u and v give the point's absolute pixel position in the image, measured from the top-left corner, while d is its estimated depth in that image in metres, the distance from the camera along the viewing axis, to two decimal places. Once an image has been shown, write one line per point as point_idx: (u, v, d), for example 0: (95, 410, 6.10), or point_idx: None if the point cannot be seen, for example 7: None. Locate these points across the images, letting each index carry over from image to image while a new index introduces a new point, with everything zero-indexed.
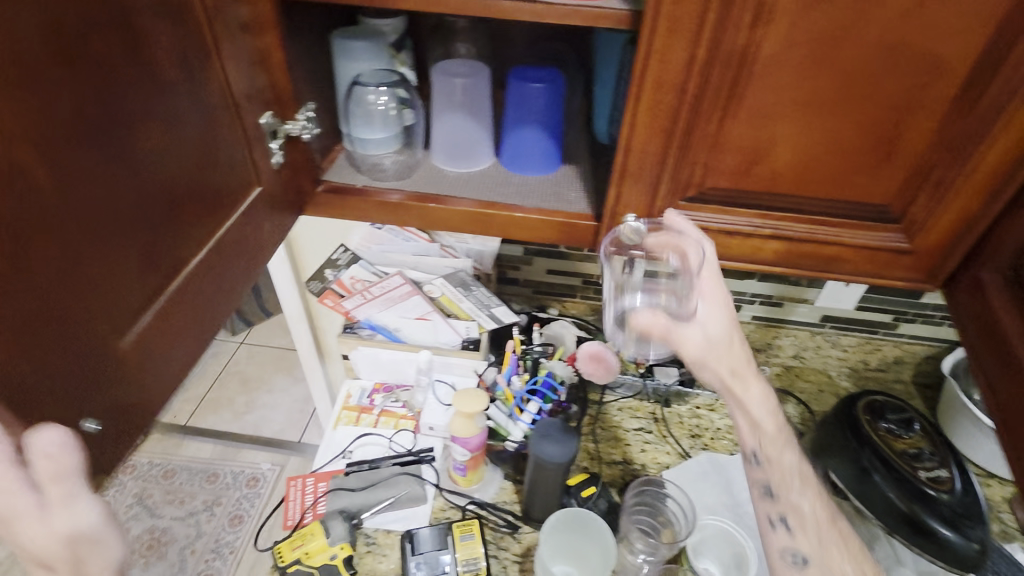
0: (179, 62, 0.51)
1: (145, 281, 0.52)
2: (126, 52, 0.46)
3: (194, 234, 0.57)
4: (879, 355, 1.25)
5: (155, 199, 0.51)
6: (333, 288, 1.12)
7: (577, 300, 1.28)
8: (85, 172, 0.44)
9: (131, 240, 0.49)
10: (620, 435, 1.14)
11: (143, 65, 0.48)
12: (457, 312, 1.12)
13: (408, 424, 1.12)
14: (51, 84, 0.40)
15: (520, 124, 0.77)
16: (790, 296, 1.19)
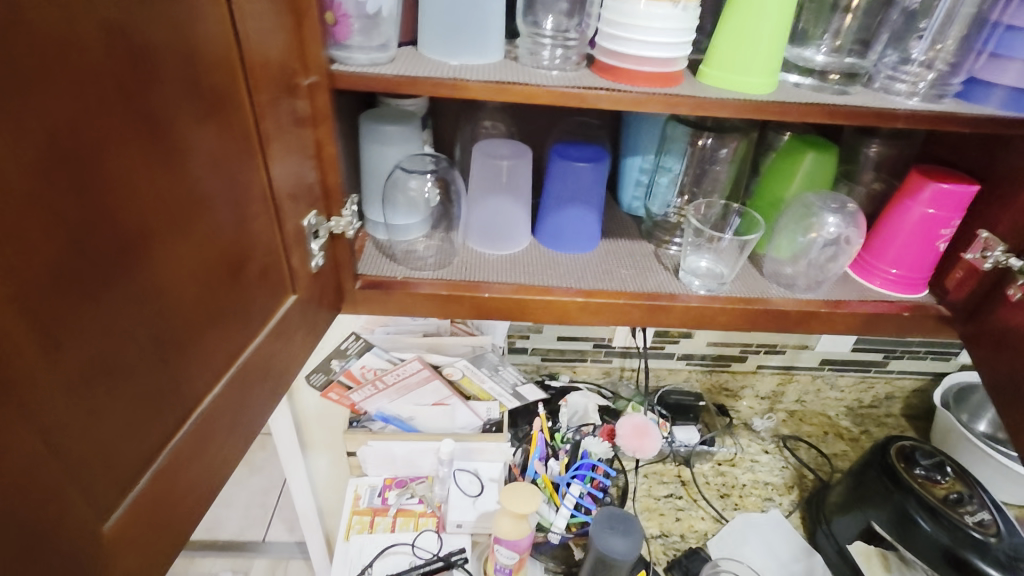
0: (253, 170, 0.45)
1: (203, 433, 0.43)
2: (209, 166, 0.39)
3: (252, 359, 0.48)
4: (873, 393, 1.31)
5: (220, 334, 0.44)
6: (339, 379, 1.02)
7: (587, 364, 1.24)
8: (158, 317, 0.36)
9: (194, 391, 0.41)
10: (650, 505, 1.09)
11: (224, 181, 0.41)
12: (477, 393, 1.05)
13: (429, 522, 1.03)
14: (137, 223, 0.33)
15: (566, 204, 0.76)
16: (793, 343, 1.24)
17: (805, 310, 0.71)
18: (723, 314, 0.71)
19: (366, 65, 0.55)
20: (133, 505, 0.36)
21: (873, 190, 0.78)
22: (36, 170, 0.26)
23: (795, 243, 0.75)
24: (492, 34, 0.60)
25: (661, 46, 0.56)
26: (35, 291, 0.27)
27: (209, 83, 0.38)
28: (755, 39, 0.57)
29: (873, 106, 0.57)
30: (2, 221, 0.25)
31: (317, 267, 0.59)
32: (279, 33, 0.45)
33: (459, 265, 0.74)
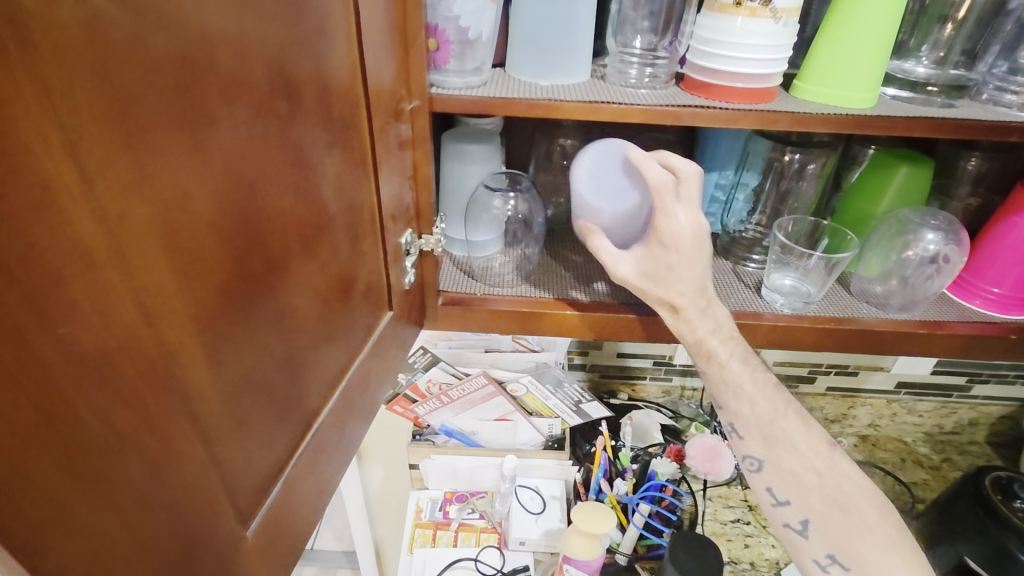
0: (366, 194, 0.47)
1: (317, 445, 0.45)
2: (334, 191, 0.42)
3: (355, 375, 0.50)
4: (954, 419, 1.24)
5: (334, 351, 0.46)
6: (405, 393, 1.03)
7: (647, 382, 1.22)
8: (288, 332, 0.38)
9: (312, 404, 0.43)
10: (718, 530, 1.05)
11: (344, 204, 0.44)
12: (541, 409, 1.04)
13: (491, 538, 1.02)
14: (277, 247, 0.35)
15: None
16: (865, 364, 1.18)
17: (900, 331, 0.68)
18: (810, 333, 0.69)
19: (461, 87, 0.56)
20: (264, 511, 0.38)
21: (968, 207, 0.75)
22: (214, 200, 0.29)
23: (888, 259, 0.72)
24: (580, 55, 0.61)
25: (756, 61, 0.55)
26: (206, 311, 0.30)
27: (338, 113, 0.40)
28: (856, 53, 0.56)
29: (983, 121, 0.55)
30: (189, 247, 0.28)
31: (408, 284, 0.61)
32: (390, 60, 0.47)
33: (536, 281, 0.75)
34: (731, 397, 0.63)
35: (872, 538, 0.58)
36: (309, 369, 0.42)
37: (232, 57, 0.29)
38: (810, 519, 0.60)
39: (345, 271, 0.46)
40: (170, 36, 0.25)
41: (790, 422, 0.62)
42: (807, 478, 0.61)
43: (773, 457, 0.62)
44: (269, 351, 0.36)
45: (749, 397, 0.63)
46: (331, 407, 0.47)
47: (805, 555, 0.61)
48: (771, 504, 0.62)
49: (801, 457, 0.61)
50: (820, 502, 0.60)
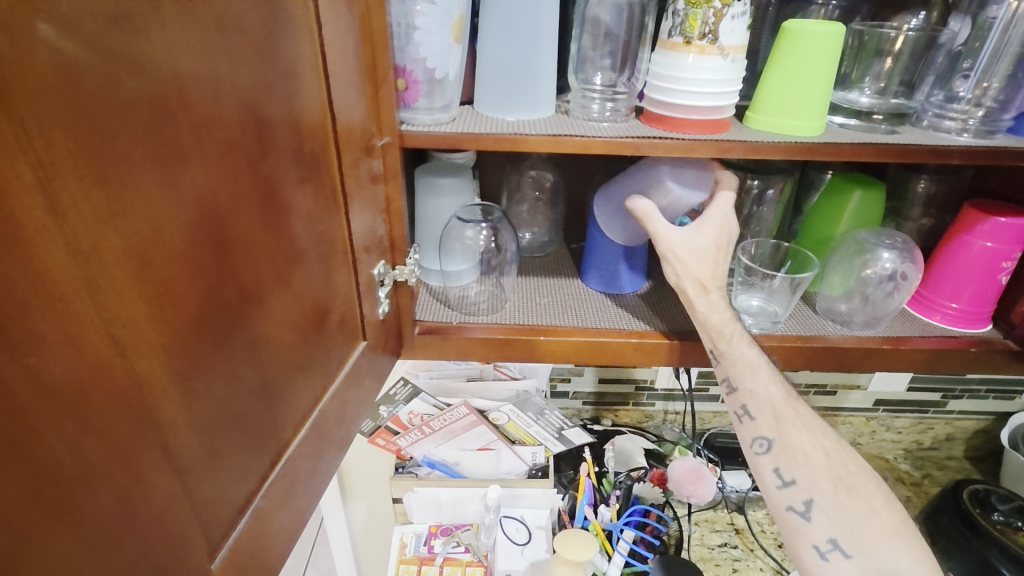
0: (338, 227, 0.49)
1: (288, 475, 0.45)
2: (306, 224, 0.43)
3: (331, 405, 0.51)
4: (932, 434, 1.26)
5: (309, 381, 0.47)
6: (387, 425, 1.04)
7: (630, 408, 1.22)
8: (263, 362, 0.39)
9: (285, 435, 0.44)
10: (705, 555, 1.04)
11: (317, 236, 0.45)
12: (523, 436, 1.05)
13: (476, 572, 1.00)
14: (251, 278, 0.36)
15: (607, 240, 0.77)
16: (842, 383, 1.20)
17: (865, 348, 0.70)
18: (780, 351, 0.70)
19: (431, 124, 0.59)
20: (230, 544, 0.38)
21: (921, 227, 0.79)
22: (186, 233, 0.30)
23: (849, 279, 0.74)
24: (545, 92, 0.64)
25: (708, 95, 0.58)
26: (175, 341, 0.30)
27: (310, 149, 0.42)
28: (801, 84, 0.59)
29: (924, 145, 0.58)
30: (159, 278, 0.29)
31: (383, 314, 0.62)
32: (361, 99, 0.49)
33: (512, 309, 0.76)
34: (748, 374, 0.64)
35: (873, 523, 0.59)
36: (283, 400, 0.43)
37: (206, 98, 0.31)
38: (814, 500, 0.60)
39: (320, 302, 0.47)
40: (142, 80, 0.27)
41: (799, 405, 0.64)
42: (816, 459, 0.61)
43: (784, 437, 0.62)
44: (242, 382, 0.37)
45: (761, 377, 0.64)
46: (306, 439, 0.47)
47: (805, 540, 0.60)
48: (778, 486, 0.61)
49: (810, 438, 0.63)
50: (828, 482, 0.60)
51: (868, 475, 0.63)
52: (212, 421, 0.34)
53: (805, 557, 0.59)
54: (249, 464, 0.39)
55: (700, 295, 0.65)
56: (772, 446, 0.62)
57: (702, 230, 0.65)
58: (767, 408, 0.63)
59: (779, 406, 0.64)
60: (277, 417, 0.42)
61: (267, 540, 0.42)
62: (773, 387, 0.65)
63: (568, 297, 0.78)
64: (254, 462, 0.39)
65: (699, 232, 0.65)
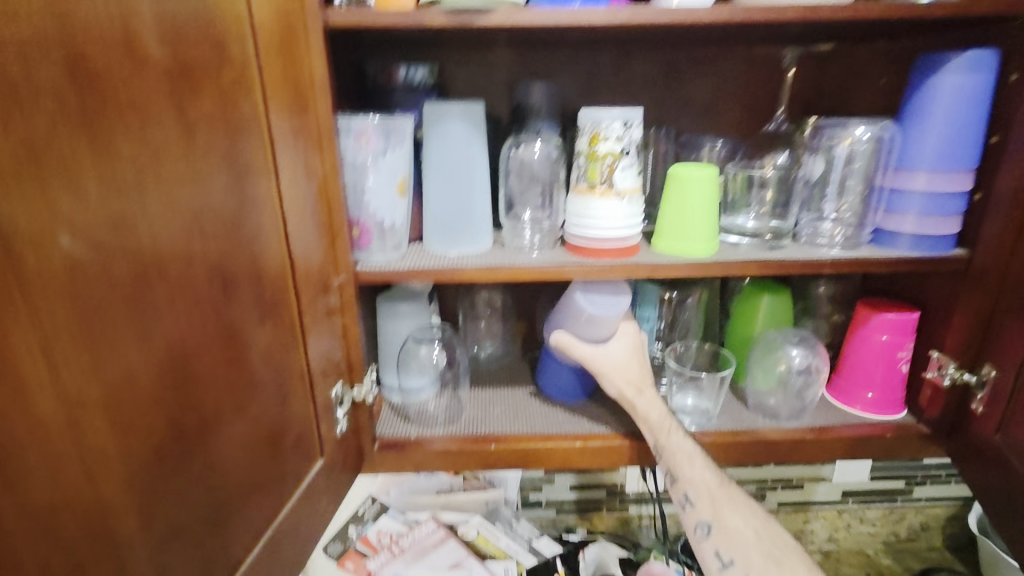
0: (295, 356, 0.56)
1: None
2: (265, 358, 0.51)
3: (284, 523, 0.55)
4: (906, 524, 1.27)
5: (261, 496, 0.51)
6: (356, 546, 1.03)
7: (604, 514, 1.23)
8: (215, 482, 0.44)
9: (236, 551, 0.48)
10: None
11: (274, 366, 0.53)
12: (495, 552, 1.04)
13: None
14: (209, 408, 0.43)
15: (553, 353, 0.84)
16: (807, 476, 1.23)
17: (791, 439, 0.76)
18: (714, 447, 0.76)
19: (383, 262, 0.69)
20: None
21: (832, 322, 0.88)
22: (152, 374, 0.38)
23: (771, 377, 0.82)
24: (482, 230, 0.75)
25: (613, 228, 0.70)
26: (136, 466, 0.37)
27: (269, 295, 0.51)
28: (691, 214, 0.71)
29: (797, 259, 0.69)
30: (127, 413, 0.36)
31: (341, 432, 0.67)
32: (318, 250, 0.60)
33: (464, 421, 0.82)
34: (679, 454, 0.71)
35: (784, 573, 0.65)
36: (235, 517, 0.48)
37: (179, 270, 0.40)
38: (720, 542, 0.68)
39: (276, 425, 0.53)
40: (129, 264, 0.36)
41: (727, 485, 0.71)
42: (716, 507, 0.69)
43: (720, 519, 0.69)
44: (195, 501, 0.42)
45: (691, 458, 0.71)
46: (256, 556, 0.51)
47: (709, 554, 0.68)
48: (719, 566, 0.67)
49: (741, 516, 0.69)
50: (759, 557, 0.66)
51: (784, 536, 0.69)
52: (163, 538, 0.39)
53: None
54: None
55: (637, 394, 0.75)
56: (712, 532, 0.69)
57: (618, 341, 0.79)
58: (706, 497, 0.70)
59: (714, 491, 0.70)
60: (228, 535, 0.46)
61: None
62: (708, 472, 0.71)
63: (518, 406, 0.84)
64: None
65: (619, 341, 0.78)
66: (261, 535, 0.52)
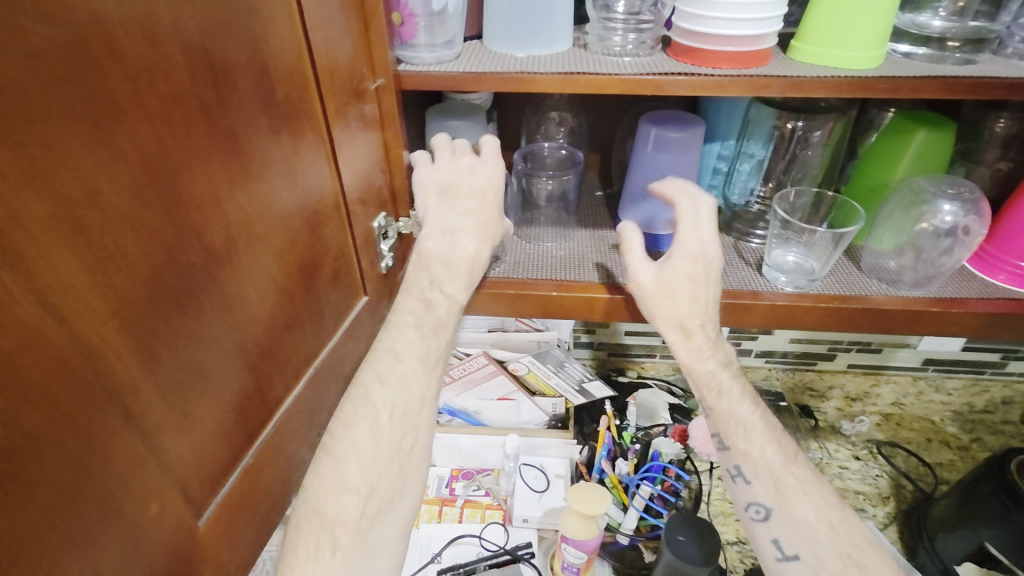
0: (329, 179, 0.46)
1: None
2: (285, 177, 0.41)
3: (325, 363, 0.50)
4: (986, 397, 1.18)
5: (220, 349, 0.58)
6: None
7: (657, 360, 1.19)
8: (237, 325, 0.38)
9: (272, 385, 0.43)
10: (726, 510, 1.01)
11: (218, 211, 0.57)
12: (542, 387, 1.07)
13: (495, 515, 1.03)
14: (217, 238, 0.35)
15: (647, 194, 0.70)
16: (889, 342, 1.15)
17: (911, 310, 0.64)
18: (812, 312, 0.64)
19: (432, 63, 0.54)
20: (220, 502, 0.38)
21: (998, 172, 0.69)
22: (125, 191, 0.28)
23: (901, 233, 0.67)
24: (563, 23, 0.57)
25: (746, 23, 0.51)
26: (129, 306, 0.29)
27: (283, 95, 0.39)
28: (858, 6, 0.51)
29: (1002, 77, 0.49)
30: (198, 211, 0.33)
31: (386, 268, 0.59)
32: (348, 38, 0.45)
33: (439, 250, 0.60)
34: (659, 308, 0.62)
35: (799, 479, 0.61)
36: (270, 357, 0.42)
37: (142, 43, 0.28)
38: (773, 511, 0.59)
39: (309, 258, 0.45)
40: (52, 24, 0.24)
41: (802, 471, 0.61)
42: (773, 467, 0.61)
43: (782, 503, 0.59)
44: (215, 344, 0.36)
45: (702, 357, 0.63)
46: (297, 398, 0.46)
47: (764, 546, 0.59)
48: (777, 556, 0.59)
49: (786, 472, 0.61)
50: (803, 512, 0.59)
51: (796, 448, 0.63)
52: (177, 388, 0.33)
53: (764, 554, 0.59)
54: (231, 426, 0.38)
55: (686, 335, 0.62)
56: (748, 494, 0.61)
57: (679, 257, 0.61)
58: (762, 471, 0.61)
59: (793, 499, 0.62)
60: (260, 379, 0.41)
61: (255, 498, 0.42)
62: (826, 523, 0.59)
63: (495, 194, 0.63)
64: (234, 424, 0.39)
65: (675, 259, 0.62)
66: (302, 375, 0.47)
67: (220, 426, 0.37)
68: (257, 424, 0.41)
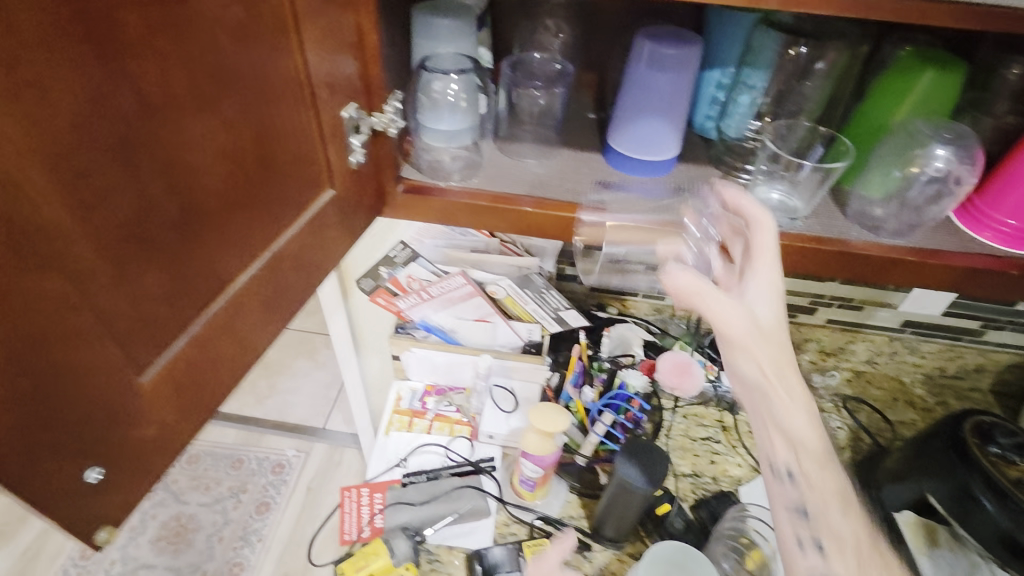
0: (288, 59, 0.44)
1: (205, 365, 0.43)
2: (237, 45, 0.39)
3: (283, 251, 0.50)
4: (961, 362, 1.18)
5: (194, 194, 0.38)
6: (387, 286, 1.03)
7: (638, 299, 1.20)
8: (181, 188, 0.37)
9: (78, 363, 0.33)
10: (685, 445, 1.02)
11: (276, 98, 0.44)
12: (521, 314, 1.05)
13: (463, 430, 1.06)
14: (157, 89, 0.33)
15: None
16: (871, 300, 1.14)
17: (883, 258, 0.63)
18: (784, 252, 0.64)
19: None
20: (165, 362, 0.39)
21: (1003, 125, 0.66)
22: (36, 19, 0.27)
23: (890, 180, 0.66)
24: None
25: None
26: (51, 143, 0.29)
27: None
28: None
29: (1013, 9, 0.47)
30: None
31: (357, 164, 0.58)
32: None
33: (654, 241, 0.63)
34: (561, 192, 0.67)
35: (779, 372, 0.56)
36: (219, 227, 0.42)
37: None
38: (815, 507, 0.57)
39: (268, 132, 0.44)
40: None
41: (776, 348, 0.56)
42: (762, 405, 0.57)
43: (760, 393, 0.57)
44: (158, 203, 0.36)
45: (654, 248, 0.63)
46: (250, 289, 0.46)
47: (790, 523, 0.57)
48: (769, 470, 0.58)
49: (798, 417, 0.57)
50: (796, 459, 0.57)
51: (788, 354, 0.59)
52: (114, 238, 0.33)
53: (785, 545, 0.58)
54: (174, 290, 0.39)
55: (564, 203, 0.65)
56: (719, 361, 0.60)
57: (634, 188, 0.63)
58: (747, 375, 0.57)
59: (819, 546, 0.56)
60: (212, 251, 0.41)
61: (209, 366, 0.44)
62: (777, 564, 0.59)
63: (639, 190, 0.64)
64: (181, 292, 0.40)
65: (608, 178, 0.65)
66: (253, 254, 0.46)
67: (163, 289, 0.38)
68: (201, 294, 0.41)
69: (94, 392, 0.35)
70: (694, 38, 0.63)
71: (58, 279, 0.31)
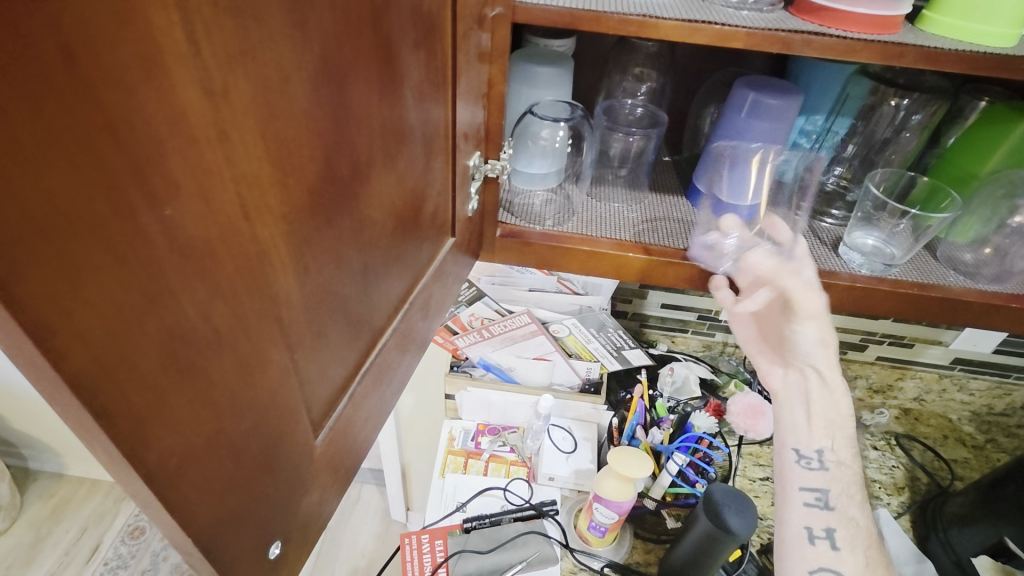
0: (443, 111, 0.44)
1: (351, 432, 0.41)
2: (417, 100, 0.39)
3: (415, 301, 0.48)
4: (1008, 400, 1.19)
5: (370, 250, 0.37)
6: (447, 324, 1.06)
7: (688, 336, 1.19)
8: (363, 244, 0.36)
9: (277, 434, 0.31)
10: (746, 487, 0.98)
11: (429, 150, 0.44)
12: (580, 351, 1.06)
13: (520, 471, 1.04)
14: (363, 148, 0.33)
15: None
16: (922, 337, 1.15)
17: (986, 305, 0.63)
18: (887, 298, 0.64)
19: None
20: (332, 424, 0.38)
21: None
22: (305, 87, 0.26)
23: (988, 226, 0.67)
24: None
25: None
26: (292, 209, 0.28)
27: (427, 9, 0.37)
28: None
29: None
30: None
31: (471, 210, 0.58)
32: None
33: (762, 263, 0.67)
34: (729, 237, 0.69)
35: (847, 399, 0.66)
36: (380, 282, 0.40)
37: None
38: (835, 475, 0.63)
39: (420, 182, 0.43)
40: None
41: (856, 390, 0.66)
42: (850, 440, 0.65)
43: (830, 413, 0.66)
44: (346, 261, 0.34)
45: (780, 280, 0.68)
46: (391, 343, 0.45)
47: (801, 494, 0.62)
48: (802, 450, 0.64)
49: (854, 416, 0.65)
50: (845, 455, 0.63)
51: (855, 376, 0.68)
52: (311, 302, 0.32)
53: (800, 518, 0.62)
54: (344, 349, 0.37)
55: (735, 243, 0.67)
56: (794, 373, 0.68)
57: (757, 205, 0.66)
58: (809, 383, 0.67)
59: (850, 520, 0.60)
60: (370, 306, 0.40)
61: (356, 426, 0.42)
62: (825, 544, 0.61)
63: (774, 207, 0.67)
64: (347, 351, 0.38)
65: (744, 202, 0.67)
66: (395, 307, 0.45)
67: (337, 349, 0.36)
68: (358, 350, 0.40)
69: (281, 463, 0.33)
70: (789, 88, 0.65)
71: (279, 351, 0.29)
